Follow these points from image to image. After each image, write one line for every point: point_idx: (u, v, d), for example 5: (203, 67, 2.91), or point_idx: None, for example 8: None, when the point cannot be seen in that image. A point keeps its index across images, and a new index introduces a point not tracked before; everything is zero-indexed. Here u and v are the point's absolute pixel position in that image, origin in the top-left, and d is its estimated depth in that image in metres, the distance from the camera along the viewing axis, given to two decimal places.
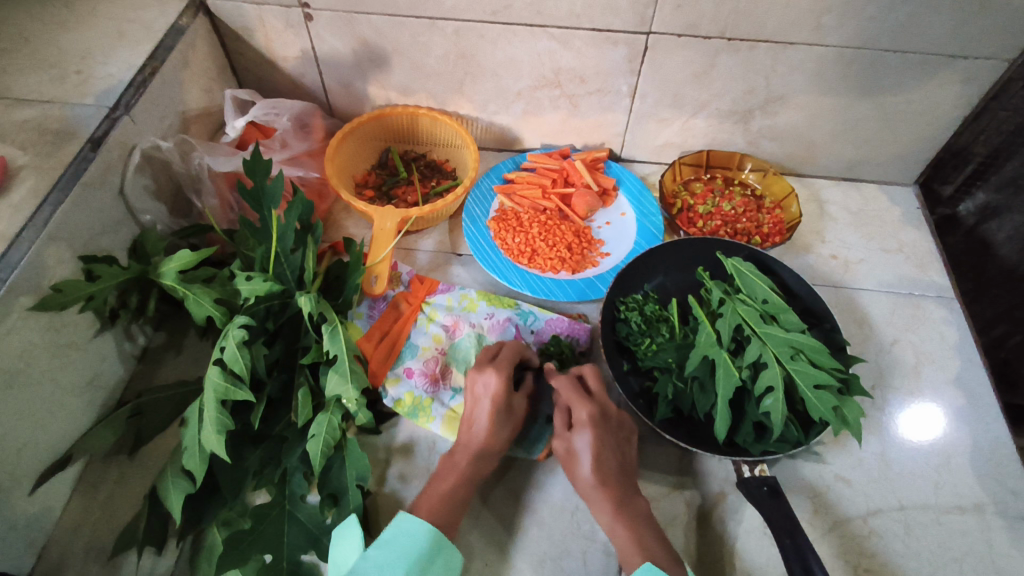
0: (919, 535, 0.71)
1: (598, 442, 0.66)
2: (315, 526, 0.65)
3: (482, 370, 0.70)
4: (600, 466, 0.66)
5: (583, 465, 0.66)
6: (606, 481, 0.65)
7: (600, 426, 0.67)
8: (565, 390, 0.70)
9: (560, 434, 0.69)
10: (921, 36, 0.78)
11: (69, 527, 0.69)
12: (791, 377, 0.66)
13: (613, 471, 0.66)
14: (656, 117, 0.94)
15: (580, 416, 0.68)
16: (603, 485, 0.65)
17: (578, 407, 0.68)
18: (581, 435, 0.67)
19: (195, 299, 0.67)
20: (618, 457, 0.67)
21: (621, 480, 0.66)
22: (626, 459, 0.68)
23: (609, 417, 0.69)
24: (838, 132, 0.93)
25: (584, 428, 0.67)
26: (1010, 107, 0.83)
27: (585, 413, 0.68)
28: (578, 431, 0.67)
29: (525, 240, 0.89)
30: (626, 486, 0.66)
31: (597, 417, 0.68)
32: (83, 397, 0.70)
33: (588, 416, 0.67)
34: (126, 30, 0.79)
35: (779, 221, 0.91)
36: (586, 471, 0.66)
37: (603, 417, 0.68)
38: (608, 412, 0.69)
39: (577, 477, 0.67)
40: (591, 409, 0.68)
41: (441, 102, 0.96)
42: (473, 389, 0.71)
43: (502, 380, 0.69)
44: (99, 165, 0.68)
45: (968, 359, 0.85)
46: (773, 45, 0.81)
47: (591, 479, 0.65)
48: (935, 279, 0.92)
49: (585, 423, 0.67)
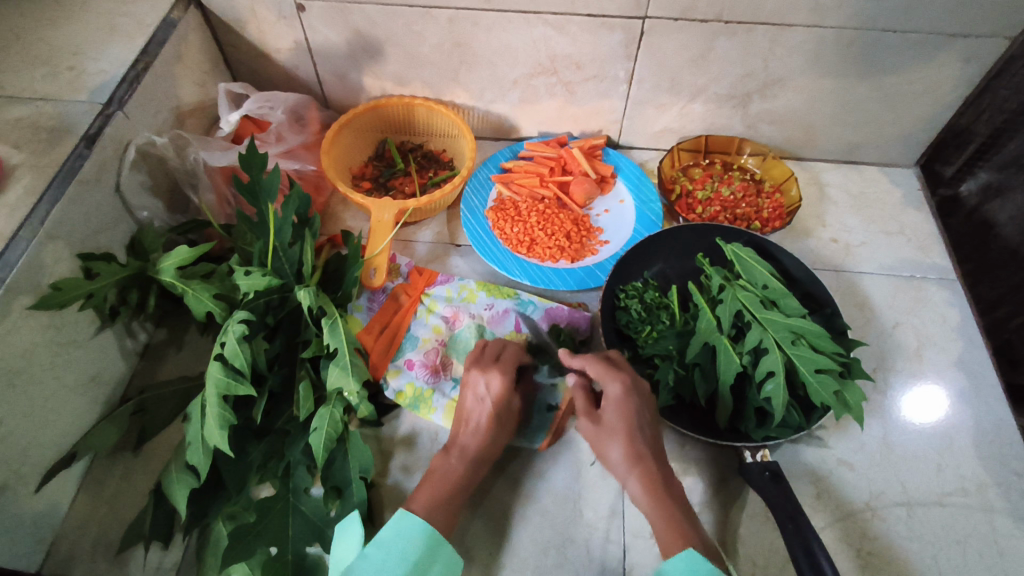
0: (921, 518, 0.71)
1: (631, 415, 0.66)
2: (319, 519, 0.65)
3: (486, 370, 0.70)
4: (633, 441, 0.65)
5: (615, 443, 0.65)
6: (641, 455, 0.64)
7: (631, 399, 0.66)
8: (591, 366, 0.69)
9: (586, 411, 0.68)
10: (920, 16, 0.77)
11: (75, 523, 0.70)
12: (792, 362, 0.66)
13: (644, 444, 0.65)
14: (653, 103, 0.93)
15: (610, 390, 0.67)
16: (639, 458, 0.64)
17: (607, 381, 0.67)
18: (614, 410, 0.66)
19: (194, 295, 0.67)
20: (650, 430, 0.66)
21: (656, 456, 0.65)
22: (657, 434, 0.67)
23: (639, 388, 0.68)
24: (838, 114, 0.92)
25: (616, 401, 0.66)
26: (1011, 86, 0.82)
27: (615, 386, 0.66)
28: (609, 406, 0.66)
29: (525, 229, 0.88)
30: (660, 459, 0.65)
31: (628, 389, 0.67)
32: (85, 394, 0.70)
33: (620, 388, 0.66)
34: (118, 25, 0.78)
35: (779, 205, 0.91)
36: (619, 448, 0.65)
37: (633, 389, 0.67)
38: (639, 383, 0.68)
39: (608, 455, 0.66)
40: (621, 382, 0.67)
41: (437, 91, 0.95)
42: (474, 389, 0.70)
43: (505, 382, 0.69)
44: (94, 163, 0.67)
45: (970, 341, 0.85)
46: (771, 28, 0.80)
47: (624, 454, 0.64)
48: (936, 262, 0.91)
49: (618, 396, 0.66)
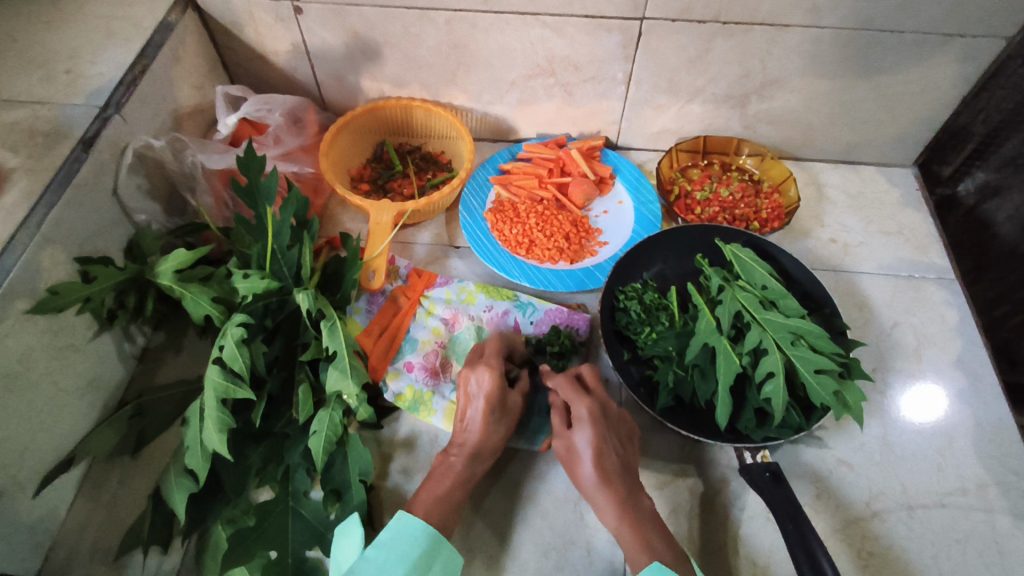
0: (921, 518, 0.71)
1: (600, 438, 0.65)
2: (320, 523, 0.65)
3: (475, 368, 0.70)
4: (601, 463, 0.65)
5: (583, 464, 0.65)
6: (608, 477, 0.64)
7: (599, 423, 0.66)
8: (563, 388, 0.70)
9: (560, 432, 0.68)
10: (917, 16, 0.77)
11: (74, 528, 0.70)
12: (792, 362, 0.66)
13: (611, 467, 0.65)
14: (652, 104, 0.93)
15: (579, 413, 0.67)
16: (605, 481, 0.64)
17: (577, 404, 0.67)
18: (582, 432, 0.66)
19: (192, 298, 0.67)
20: (619, 452, 0.66)
21: (624, 478, 0.65)
22: (628, 456, 0.67)
23: (607, 412, 0.68)
24: (835, 115, 0.93)
25: (584, 424, 0.66)
26: (1008, 85, 0.82)
27: (583, 409, 0.67)
28: (578, 428, 0.66)
29: (523, 231, 0.88)
30: (629, 481, 0.65)
31: (596, 412, 0.67)
32: (83, 398, 0.70)
33: (588, 411, 0.66)
34: (115, 27, 0.78)
35: (778, 205, 0.91)
36: (588, 469, 0.65)
37: (603, 412, 0.68)
38: (607, 407, 0.68)
39: (580, 476, 0.66)
40: (589, 404, 0.67)
41: (435, 93, 0.95)
42: (466, 387, 0.70)
43: (495, 376, 0.68)
44: (92, 166, 0.67)
45: (969, 340, 0.85)
46: (768, 28, 0.80)
47: (591, 476, 0.65)
48: (934, 261, 0.92)
49: (585, 420, 0.66)
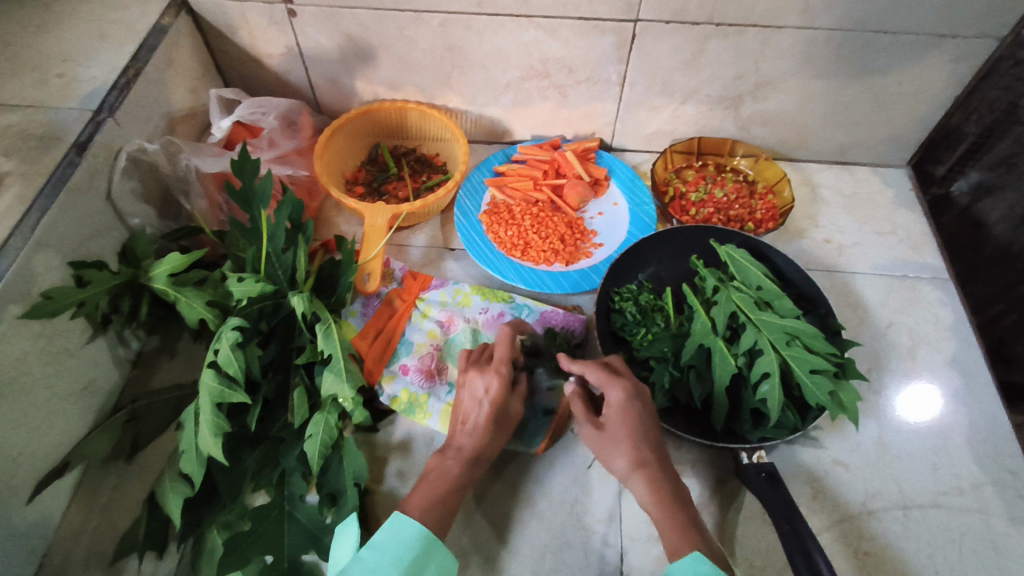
0: (917, 517, 0.72)
1: (634, 421, 0.64)
2: (315, 527, 0.65)
3: (484, 372, 0.70)
4: (638, 446, 0.64)
5: (618, 449, 0.64)
6: (647, 459, 0.63)
7: (633, 406, 0.65)
8: (591, 373, 0.68)
9: (588, 418, 0.67)
10: (909, 17, 0.78)
11: (69, 534, 0.70)
12: (787, 363, 0.66)
13: (648, 450, 0.63)
14: (646, 105, 0.93)
15: (612, 396, 0.66)
16: (642, 466, 0.63)
17: (609, 387, 0.66)
18: (616, 416, 0.65)
19: (187, 302, 0.67)
20: (655, 435, 0.65)
21: (661, 461, 0.64)
22: (662, 440, 0.66)
23: (642, 395, 0.67)
24: (829, 116, 0.93)
25: (620, 407, 0.65)
26: (1000, 86, 0.83)
27: (617, 392, 0.65)
28: (612, 411, 0.65)
29: (518, 233, 0.89)
30: (665, 465, 0.64)
31: (630, 395, 0.66)
32: (77, 403, 0.70)
33: (622, 394, 0.65)
34: (108, 31, 0.78)
35: (772, 206, 0.91)
36: (624, 454, 0.64)
37: (636, 395, 0.66)
38: (640, 391, 0.67)
39: (613, 460, 0.64)
40: (623, 389, 0.65)
41: (430, 95, 0.95)
42: (470, 391, 0.70)
43: (503, 382, 0.69)
44: (86, 170, 0.67)
45: (963, 339, 0.85)
46: (762, 29, 0.80)
47: (626, 461, 0.63)
48: (928, 261, 0.92)
49: (619, 403, 0.65)
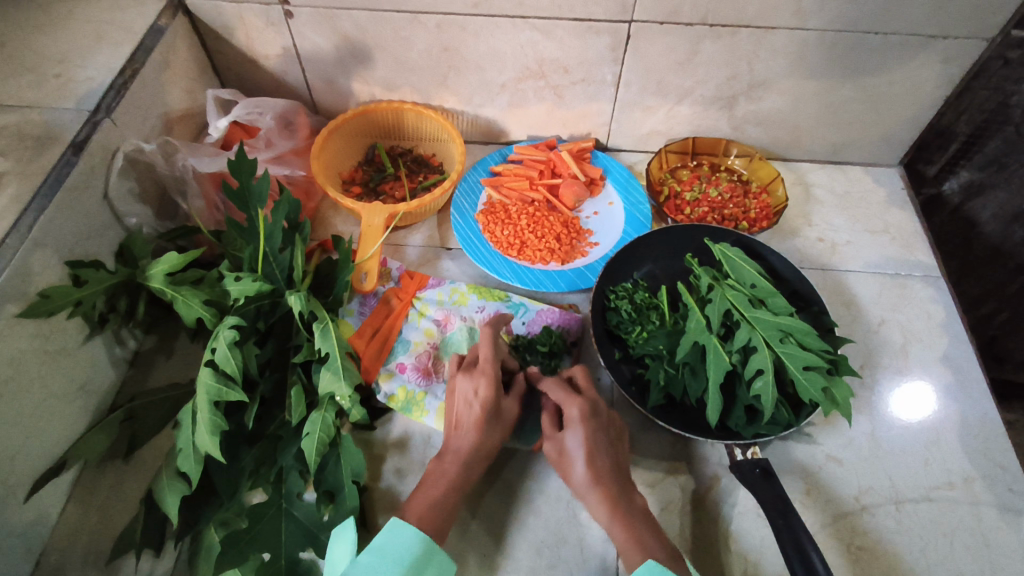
0: (909, 511, 0.72)
1: (590, 438, 0.66)
2: (312, 524, 0.65)
3: (472, 375, 0.71)
4: (594, 462, 0.65)
5: (575, 465, 0.65)
6: (600, 477, 0.64)
7: (589, 422, 0.67)
8: (553, 390, 0.70)
9: (551, 435, 0.68)
10: (900, 18, 0.78)
11: (65, 533, 0.70)
12: (780, 360, 0.67)
13: (603, 465, 0.65)
14: (641, 106, 0.94)
15: (569, 414, 0.67)
16: (597, 482, 0.64)
17: (568, 405, 0.68)
18: (573, 433, 0.66)
19: (184, 301, 0.67)
20: (610, 451, 0.66)
21: (616, 477, 0.65)
22: (619, 455, 0.67)
23: (598, 412, 0.68)
24: (822, 115, 0.94)
25: (575, 425, 0.66)
26: (990, 86, 0.85)
27: (575, 409, 0.67)
28: (569, 429, 0.67)
29: (514, 232, 0.89)
30: (620, 480, 0.65)
31: (587, 413, 0.67)
32: (74, 402, 0.70)
33: (579, 412, 0.67)
34: (105, 32, 0.78)
35: (766, 205, 0.92)
36: (580, 470, 0.65)
37: (594, 412, 0.68)
38: (598, 407, 0.68)
39: (572, 477, 0.66)
40: (580, 405, 0.67)
41: (427, 96, 0.95)
42: (460, 394, 0.70)
43: (492, 383, 0.69)
44: (83, 170, 0.67)
45: (955, 336, 0.86)
46: (755, 30, 0.81)
47: (583, 476, 0.64)
48: (921, 259, 0.93)
49: (576, 421, 0.66)
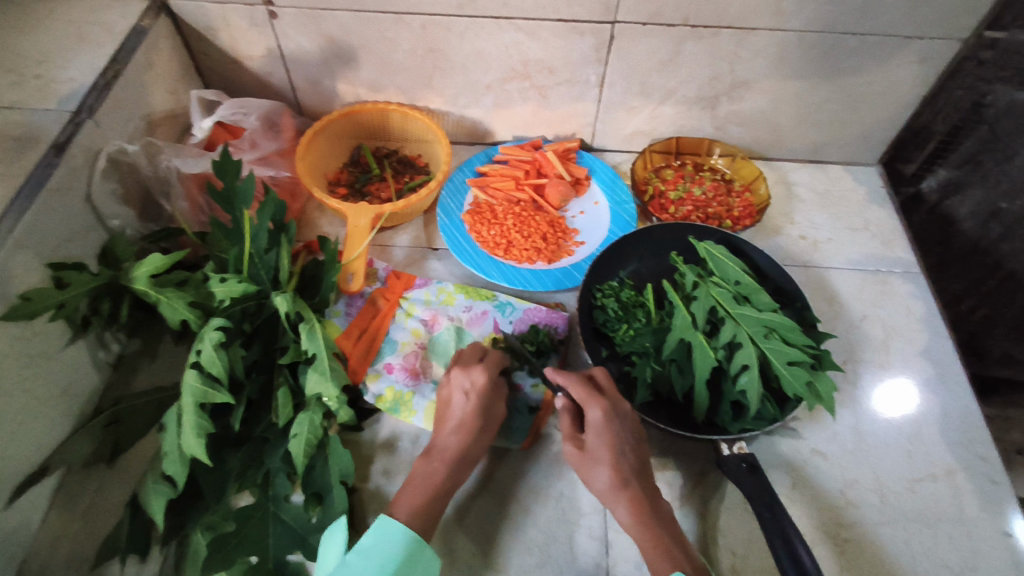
0: (893, 502, 0.74)
1: (613, 442, 0.66)
2: (300, 526, 0.65)
3: (470, 369, 0.72)
4: (619, 464, 0.65)
5: (599, 467, 0.65)
6: (624, 480, 0.64)
7: (613, 424, 0.66)
8: (575, 388, 0.68)
9: (572, 436, 0.68)
10: (877, 18, 0.80)
11: (48, 539, 0.69)
12: (765, 355, 0.67)
13: (629, 469, 0.65)
14: (625, 106, 0.95)
15: (592, 415, 0.66)
16: (623, 485, 0.64)
17: (588, 407, 0.67)
18: (596, 434, 0.66)
19: (168, 304, 0.66)
20: (635, 453, 0.66)
21: (640, 478, 0.65)
22: (642, 458, 0.67)
23: (620, 412, 0.67)
24: (802, 115, 0.95)
25: (598, 428, 0.66)
26: (965, 86, 0.86)
27: (597, 412, 0.66)
28: (591, 432, 0.66)
29: (501, 232, 0.89)
30: (643, 481, 0.65)
31: (609, 415, 0.66)
32: (57, 407, 0.69)
33: (601, 414, 0.66)
34: (86, 33, 0.77)
35: (749, 204, 0.93)
36: (604, 474, 0.65)
37: (615, 414, 0.67)
38: (619, 407, 0.68)
39: (594, 481, 0.66)
40: (602, 407, 0.66)
41: (412, 97, 0.95)
42: (456, 386, 0.71)
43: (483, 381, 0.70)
44: (64, 171, 0.66)
45: (935, 331, 0.87)
46: (736, 31, 0.82)
47: (609, 479, 0.64)
48: (900, 256, 0.94)
49: (599, 423, 0.66)
